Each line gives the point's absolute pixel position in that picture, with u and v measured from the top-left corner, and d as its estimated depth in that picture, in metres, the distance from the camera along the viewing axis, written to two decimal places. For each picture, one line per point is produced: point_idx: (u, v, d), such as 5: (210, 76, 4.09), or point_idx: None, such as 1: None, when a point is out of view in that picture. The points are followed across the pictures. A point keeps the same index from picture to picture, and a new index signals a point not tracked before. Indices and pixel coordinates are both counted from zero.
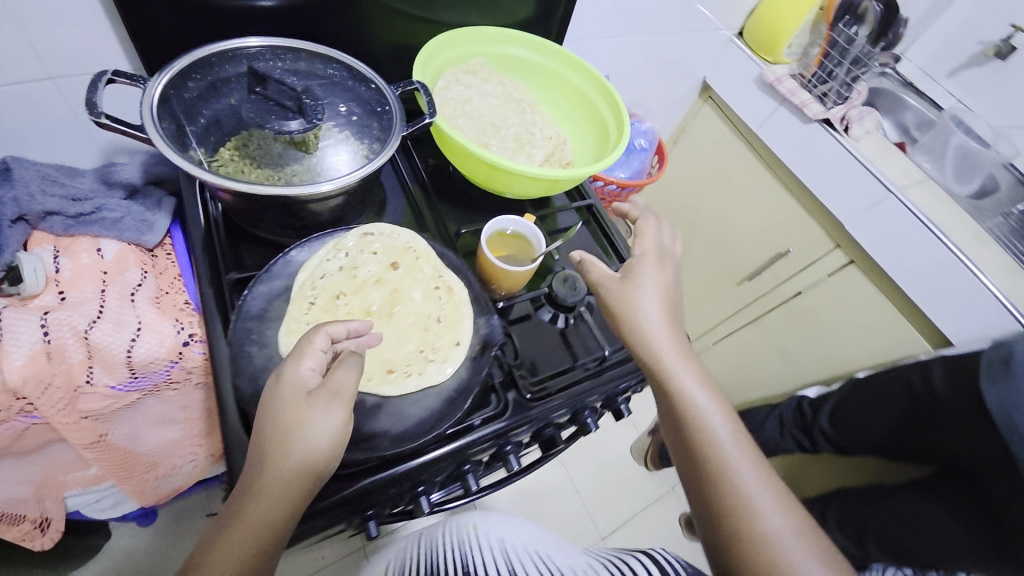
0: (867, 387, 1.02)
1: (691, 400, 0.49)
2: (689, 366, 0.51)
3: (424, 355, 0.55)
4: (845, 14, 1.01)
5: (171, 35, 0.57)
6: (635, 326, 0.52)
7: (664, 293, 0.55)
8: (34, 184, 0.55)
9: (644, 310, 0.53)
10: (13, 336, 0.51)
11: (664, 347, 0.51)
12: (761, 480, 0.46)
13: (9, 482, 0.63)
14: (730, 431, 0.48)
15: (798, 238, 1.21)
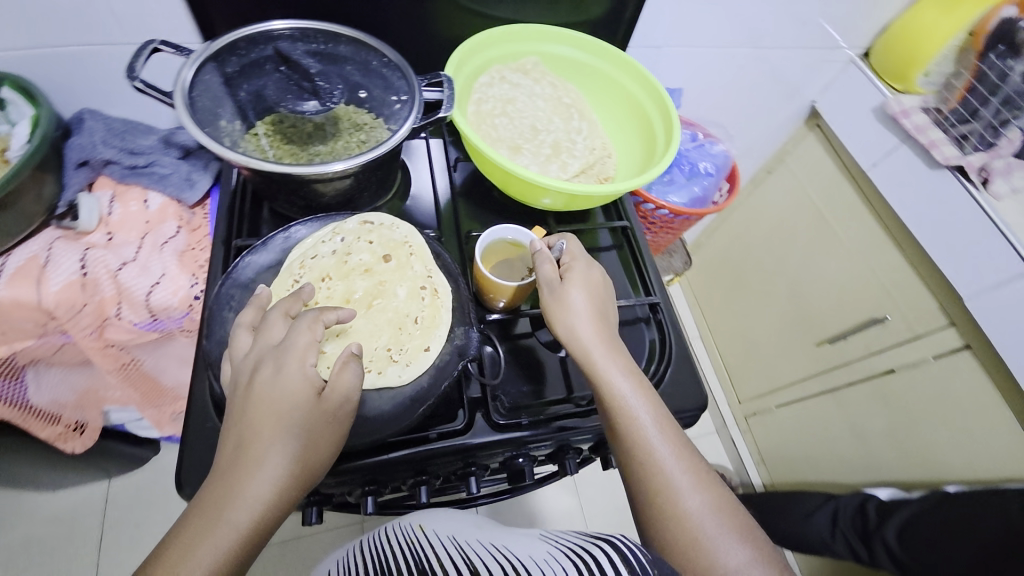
0: (960, 507, 0.81)
1: (615, 396, 0.51)
2: (615, 358, 0.53)
3: (390, 354, 0.53)
4: (1003, 42, 0.82)
5: (230, 9, 0.62)
6: (567, 326, 0.54)
7: (592, 290, 0.57)
8: (97, 135, 0.63)
9: (575, 307, 0.54)
10: (57, 264, 0.59)
11: (592, 344, 0.53)
12: (679, 460, 0.49)
13: (58, 387, 0.73)
14: (653, 418, 0.50)
15: (899, 304, 1.01)
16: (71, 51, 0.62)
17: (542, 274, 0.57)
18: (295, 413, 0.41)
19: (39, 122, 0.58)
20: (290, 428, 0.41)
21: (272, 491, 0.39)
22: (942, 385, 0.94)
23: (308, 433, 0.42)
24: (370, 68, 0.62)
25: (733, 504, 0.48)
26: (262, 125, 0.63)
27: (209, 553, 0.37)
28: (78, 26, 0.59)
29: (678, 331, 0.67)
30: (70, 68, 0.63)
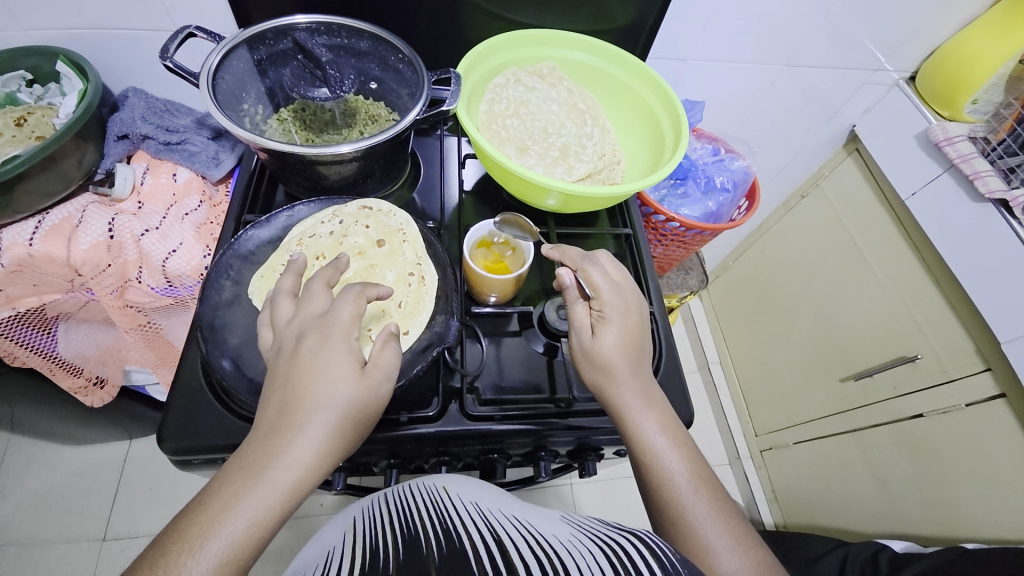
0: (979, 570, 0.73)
1: (650, 453, 0.50)
2: (651, 414, 0.52)
3: (370, 334, 0.55)
4: None
5: (266, 2, 0.67)
6: (602, 382, 0.52)
7: (629, 335, 0.54)
8: (138, 112, 0.69)
9: (612, 361, 0.52)
10: (87, 225, 0.64)
11: (627, 401, 0.51)
12: (715, 521, 0.48)
13: (84, 341, 0.80)
14: (687, 474, 0.50)
15: (932, 344, 0.93)
16: (128, 36, 0.69)
17: (578, 322, 0.55)
18: (336, 385, 0.41)
19: (86, 94, 0.64)
20: (331, 399, 0.41)
21: (315, 455, 0.39)
22: (973, 435, 0.87)
23: (350, 405, 0.41)
24: (387, 63, 0.65)
25: (765, 554, 0.48)
26: (284, 111, 0.67)
27: (252, 509, 0.37)
28: (133, 14, 0.66)
29: (669, 343, 0.65)
30: (125, 51, 0.71)
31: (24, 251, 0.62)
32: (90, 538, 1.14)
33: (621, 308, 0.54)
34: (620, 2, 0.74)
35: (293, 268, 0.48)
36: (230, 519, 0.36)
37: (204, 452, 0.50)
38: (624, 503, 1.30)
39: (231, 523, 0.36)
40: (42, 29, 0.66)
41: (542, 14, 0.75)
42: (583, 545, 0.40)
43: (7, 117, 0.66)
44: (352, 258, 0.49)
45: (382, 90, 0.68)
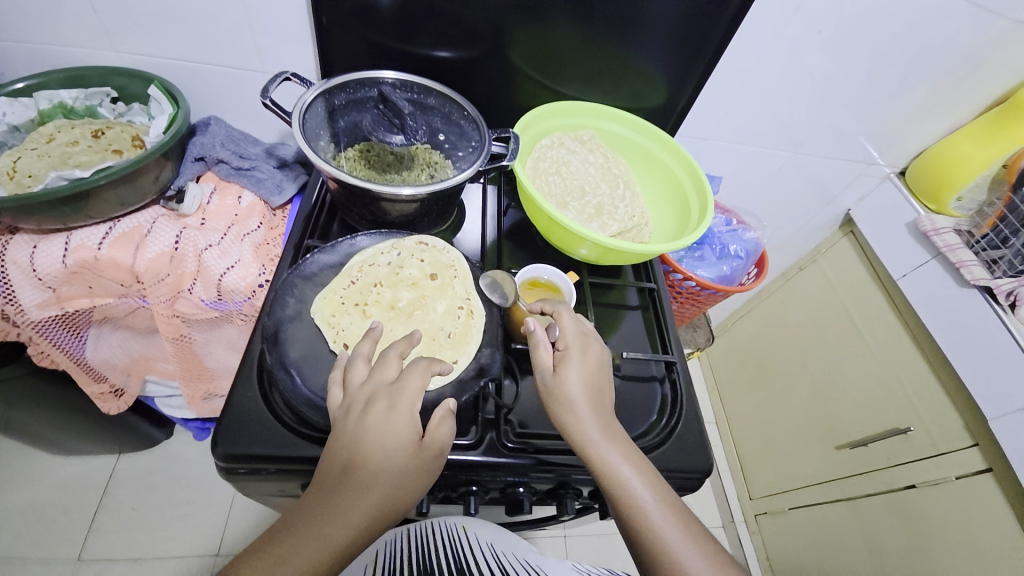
0: None
1: (616, 485, 0.49)
2: (613, 451, 0.50)
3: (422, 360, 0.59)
4: None
5: (348, 57, 0.76)
6: (564, 421, 0.52)
7: (586, 368, 0.54)
8: (218, 138, 0.74)
9: (574, 399, 0.52)
10: (156, 236, 0.68)
11: (588, 432, 0.51)
12: (692, 551, 0.46)
13: (115, 348, 0.81)
14: (657, 502, 0.48)
15: (924, 417, 0.98)
16: (214, 70, 0.76)
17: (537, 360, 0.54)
18: (396, 451, 0.45)
19: (175, 120, 0.69)
20: (388, 467, 0.45)
21: (365, 520, 0.43)
22: (961, 509, 0.91)
23: (406, 471, 0.45)
24: (450, 118, 0.72)
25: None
26: (351, 151, 0.73)
27: (304, 563, 0.41)
28: (222, 51, 0.74)
29: (690, 392, 0.69)
30: (207, 82, 0.77)
31: (91, 254, 0.65)
32: (66, 558, 1.09)
33: (583, 341, 0.56)
34: (653, 87, 0.85)
35: (372, 334, 0.53)
36: (286, 570, 0.41)
37: (253, 461, 0.52)
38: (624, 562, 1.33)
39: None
40: (138, 54, 0.73)
41: (586, 88, 0.85)
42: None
43: (85, 127, 0.71)
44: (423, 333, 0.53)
45: (449, 140, 0.74)
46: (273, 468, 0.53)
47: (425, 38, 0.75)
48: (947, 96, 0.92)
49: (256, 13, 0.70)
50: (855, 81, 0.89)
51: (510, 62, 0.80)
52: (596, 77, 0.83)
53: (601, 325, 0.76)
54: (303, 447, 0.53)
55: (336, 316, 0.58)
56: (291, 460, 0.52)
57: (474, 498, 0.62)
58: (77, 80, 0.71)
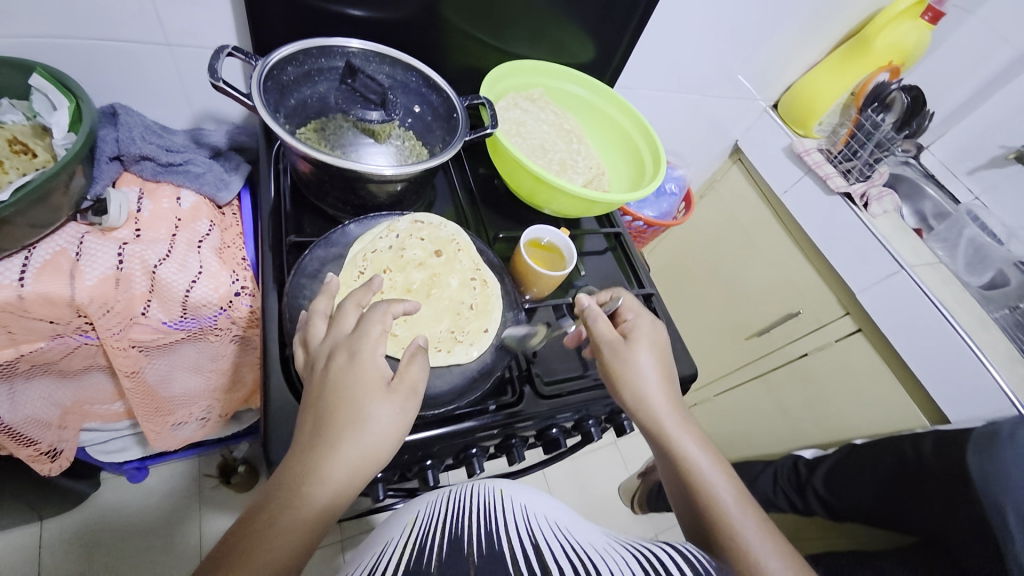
0: (863, 452, 1.07)
1: (693, 468, 0.54)
2: (676, 417, 0.56)
3: (454, 335, 0.60)
4: (874, 101, 1.11)
5: (279, 23, 0.67)
6: (636, 389, 0.56)
7: (659, 356, 0.59)
8: (135, 131, 0.62)
9: (643, 371, 0.57)
10: (91, 259, 0.57)
11: (662, 413, 0.56)
12: (765, 540, 0.49)
13: (44, 403, 0.68)
14: (731, 491, 0.53)
15: (810, 301, 1.25)
16: (94, 47, 0.61)
17: (607, 335, 0.59)
18: (366, 403, 0.43)
19: (82, 118, 0.56)
20: (360, 419, 0.43)
21: (350, 476, 0.42)
22: (842, 363, 1.20)
23: (378, 417, 0.44)
24: (409, 88, 0.69)
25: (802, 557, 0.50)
26: (305, 129, 0.63)
27: (291, 530, 0.39)
28: (99, 22, 0.59)
29: (669, 316, 0.80)
30: (85, 63, 0.62)
31: (12, 294, 0.53)
32: None
33: (650, 332, 0.60)
34: (585, 44, 0.89)
35: (328, 290, 0.53)
36: (272, 538, 0.38)
37: None
38: (595, 477, 1.54)
39: (275, 545, 0.38)
40: None
41: (534, 48, 0.87)
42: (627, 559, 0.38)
43: None
44: (383, 280, 0.53)
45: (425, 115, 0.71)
46: None
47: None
48: (808, 38, 1.11)
49: None
50: (746, 29, 1.03)
51: (444, 20, 0.76)
52: (533, 34, 0.84)
53: (582, 271, 0.82)
54: None
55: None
56: None
57: (518, 448, 0.67)
58: None
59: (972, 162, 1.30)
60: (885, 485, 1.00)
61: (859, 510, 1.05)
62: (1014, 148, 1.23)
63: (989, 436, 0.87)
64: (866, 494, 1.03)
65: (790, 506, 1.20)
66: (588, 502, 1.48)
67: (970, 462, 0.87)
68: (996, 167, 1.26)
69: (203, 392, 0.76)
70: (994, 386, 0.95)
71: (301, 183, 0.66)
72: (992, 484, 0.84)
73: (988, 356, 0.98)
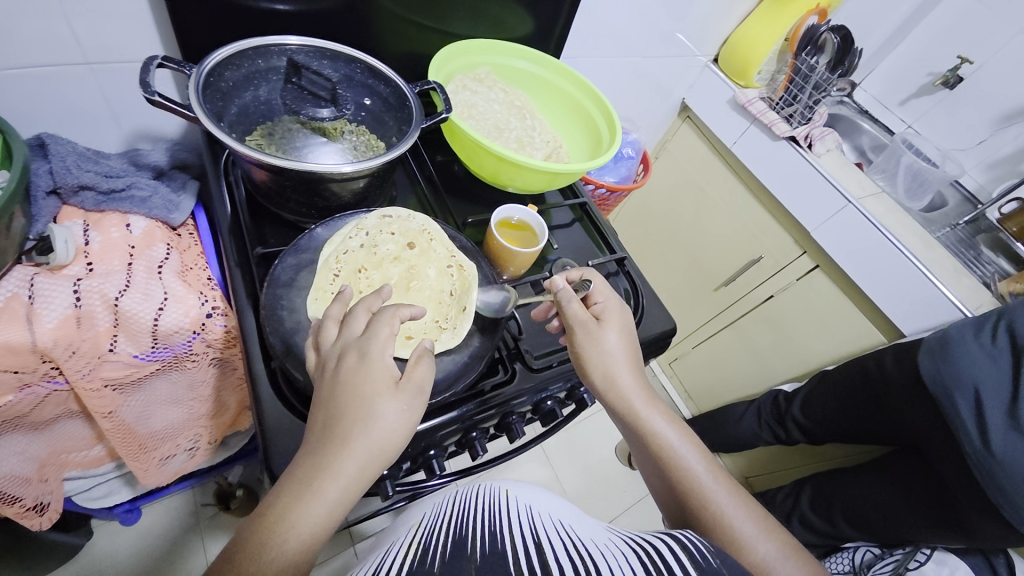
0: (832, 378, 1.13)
1: (665, 445, 0.55)
2: (653, 404, 0.57)
3: (438, 324, 0.60)
4: (806, 46, 1.14)
5: (205, 27, 0.63)
6: (604, 370, 0.57)
7: (625, 337, 0.59)
8: (70, 160, 0.58)
9: (611, 351, 0.57)
10: (47, 300, 0.54)
11: (630, 392, 0.56)
12: (738, 506, 0.52)
13: (17, 458, 0.63)
14: (702, 463, 0.55)
15: (769, 246, 1.31)
16: (1, 77, 0.56)
17: (578, 316, 0.59)
18: (377, 401, 0.44)
19: (11, 155, 0.52)
20: (377, 419, 0.43)
21: (360, 469, 0.42)
22: (808, 297, 1.26)
23: (389, 415, 0.44)
24: (353, 80, 0.67)
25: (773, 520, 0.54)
26: (252, 138, 0.61)
27: (303, 521, 0.40)
28: (2, 47, 0.54)
29: (643, 279, 0.82)
30: None
31: None
32: None
33: (619, 313, 0.61)
34: (520, 18, 0.88)
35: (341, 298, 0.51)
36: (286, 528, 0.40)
37: None
38: (590, 444, 1.58)
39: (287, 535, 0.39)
40: None
41: (475, 28, 0.85)
42: (622, 555, 0.40)
43: None
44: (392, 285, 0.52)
45: (377, 107, 0.69)
46: None
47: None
48: None
49: None
50: None
51: (375, 6, 0.73)
52: (466, 11, 0.82)
53: (554, 245, 0.83)
54: None
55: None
56: None
57: (518, 424, 0.67)
58: None
59: (903, 92, 1.40)
60: (864, 407, 1.06)
61: (840, 432, 1.12)
62: (940, 73, 1.32)
63: (940, 343, 0.92)
64: (844, 420, 1.10)
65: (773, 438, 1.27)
66: (586, 468, 1.53)
67: (925, 364, 0.92)
68: (926, 94, 1.36)
69: (186, 422, 0.73)
70: (943, 298, 1.03)
71: (257, 191, 0.64)
72: (947, 381, 0.89)
73: (934, 272, 1.06)
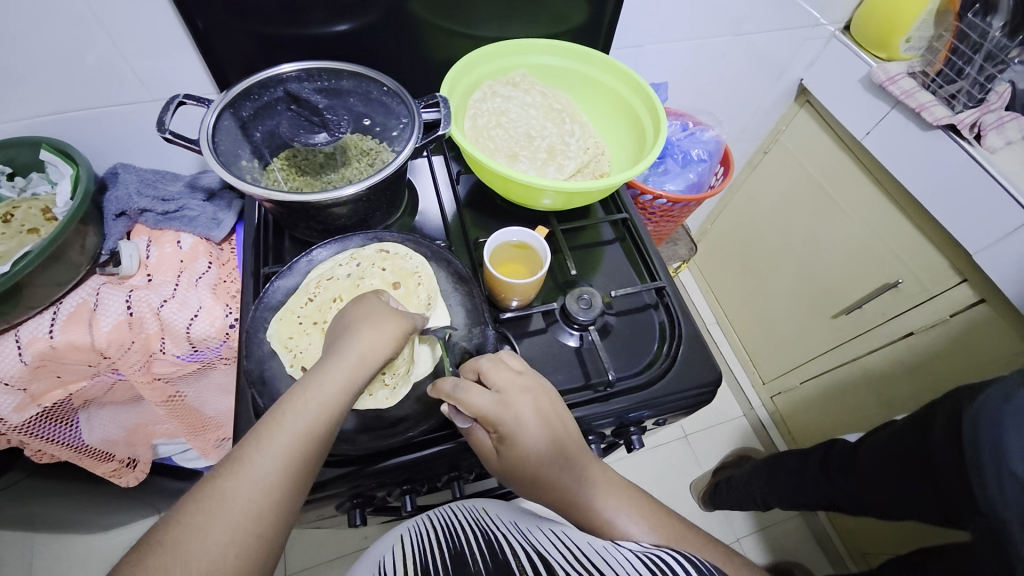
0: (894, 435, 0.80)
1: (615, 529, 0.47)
2: (581, 475, 0.50)
3: (382, 378, 0.58)
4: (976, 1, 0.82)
5: (240, 58, 0.69)
6: (524, 464, 0.50)
7: (542, 417, 0.52)
8: (132, 187, 0.69)
9: (527, 447, 0.50)
10: (106, 308, 0.65)
11: (561, 478, 0.49)
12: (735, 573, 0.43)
13: (109, 424, 0.75)
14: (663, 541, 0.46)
15: (911, 267, 1.01)
16: (103, 112, 0.70)
17: (483, 447, 0.53)
18: (367, 323, 0.49)
19: (79, 181, 0.64)
20: (368, 337, 0.47)
21: (350, 376, 0.44)
22: (963, 342, 0.94)
23: (384, 333, 0.48)
24: (370, 97, 0.67)
25: None
26: (275, 162, 0.67)
27: (287, 433, 0.39)
28: (94, 91, 0.66)
29: (686, 313, 0.69)
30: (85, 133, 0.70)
31: (46, 345, 0.62)
32: None
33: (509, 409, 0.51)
34: (575, 7, 0.77)
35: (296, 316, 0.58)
36: (282, 432, 0.39)
37: None
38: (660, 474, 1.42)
39: (281, 436, 0.39)
40: (11, 121, 0.66)
41: (524, 27, 0.79)
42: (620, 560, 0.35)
43: None
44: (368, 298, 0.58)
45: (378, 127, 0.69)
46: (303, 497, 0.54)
47: (316, 13, 0.66)
48: None
49: (118, 36, 0.62)
50: None
51: (414, 17, 0.71)
52: (512, 10, 0.75)
53: (582, 269, 0.74)
54: (329, 472, 0.54)
55: (293, 337, 0.57)
56: (320, 488, 0.53)
57: None
58: None
59: None
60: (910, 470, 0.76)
61: (907, 505, 0.76)
62: None
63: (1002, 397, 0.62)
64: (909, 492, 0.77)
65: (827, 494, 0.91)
66: None
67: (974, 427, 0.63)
68: None
69: None
70: None
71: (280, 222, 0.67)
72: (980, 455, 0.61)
73: None
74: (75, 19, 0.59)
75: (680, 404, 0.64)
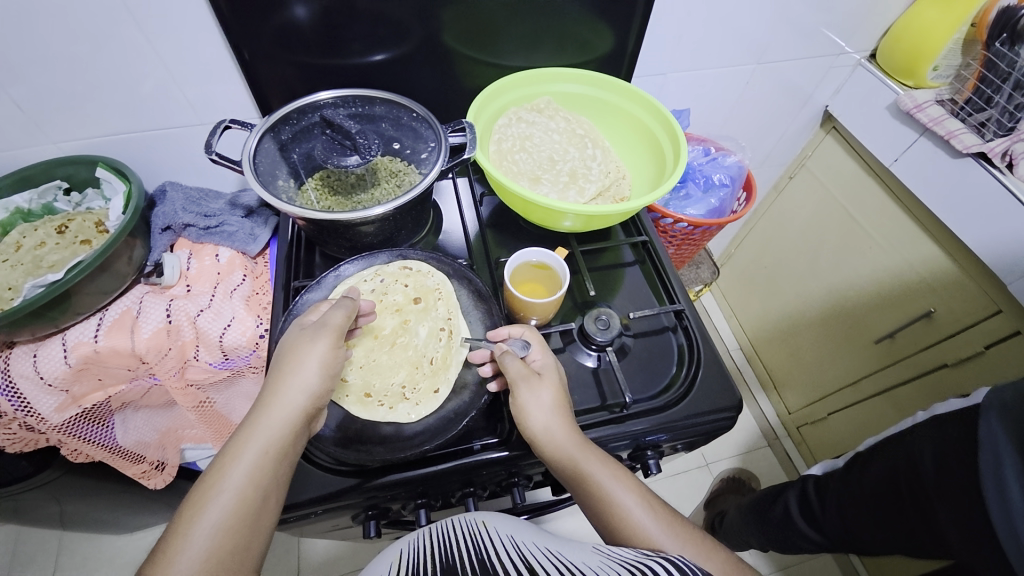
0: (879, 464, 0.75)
1: (647, 534, 0.46)
2: (604, 461, 0.51)
3: (404, 391, 0.60)
4: (1003, 31, 0.79)
5: (281, 86, 0.73)
6: (544, 421, 0.51)
7: (559, 394, 0.54)
8: (177, 204, 0.75)
9: (546, 410, 0.52)
10: (147, 315, 0.69)
11: (577, 452, 0.50)
12: None
13: (145, 425, 0.78)
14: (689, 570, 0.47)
15: (943, 295, 0.98)
16: (157, 134, 0.75)
17: (519, 373, 0.53)
18: (295, 366, 0.50)
19: (131, 197, 0.69)
20: (297, 386, 0.49)
21: (261, 455, 0.45)
22: (1000, 375, 0.90)
23: (315, 379, 0.50)
24: (401, 123, 0.71)
25: None
26: (309, 181, 0.71)
27: (213, 511, 0.41)
28: (148, 113, 0.72)
29: (705, 336, 0.69)
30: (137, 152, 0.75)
31: (90, 349, 0.66)
32: None
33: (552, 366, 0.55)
34: (600, 35, 0.80)
35: None
36: (196, 533, 0.40)
37: (299, 509, 0.54)
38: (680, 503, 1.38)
39: (202, 526, 0.41)
40: (73, 140, 0.72)
41: (551, 56, 0.82)
42: None
43: (48, 226, 0.72)
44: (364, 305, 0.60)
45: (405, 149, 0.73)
46: (319, 506, 0.55)
47: (355, 44, 0.71)
48: None
49: (175, 65, 0.68)
50: None
51: (446, 48, 0.75)
52: (539, 40, 0.78)
53: (604, 292, 0.74)
54: (346, 483, 0.55)
55: None
56: (334, 498, 0.54)
57: (520, 488, 0.64)
58: (27, 181, 0.71)
59: None
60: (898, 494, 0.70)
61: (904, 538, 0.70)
62: None
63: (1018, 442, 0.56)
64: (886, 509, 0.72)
65: (817, 533, 0.84)
66: None
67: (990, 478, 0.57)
68: None
69: None
70: None
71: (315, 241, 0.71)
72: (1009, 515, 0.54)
73: None
74: (139, 52, 0.65)
75: (695, 430, 0.63)
